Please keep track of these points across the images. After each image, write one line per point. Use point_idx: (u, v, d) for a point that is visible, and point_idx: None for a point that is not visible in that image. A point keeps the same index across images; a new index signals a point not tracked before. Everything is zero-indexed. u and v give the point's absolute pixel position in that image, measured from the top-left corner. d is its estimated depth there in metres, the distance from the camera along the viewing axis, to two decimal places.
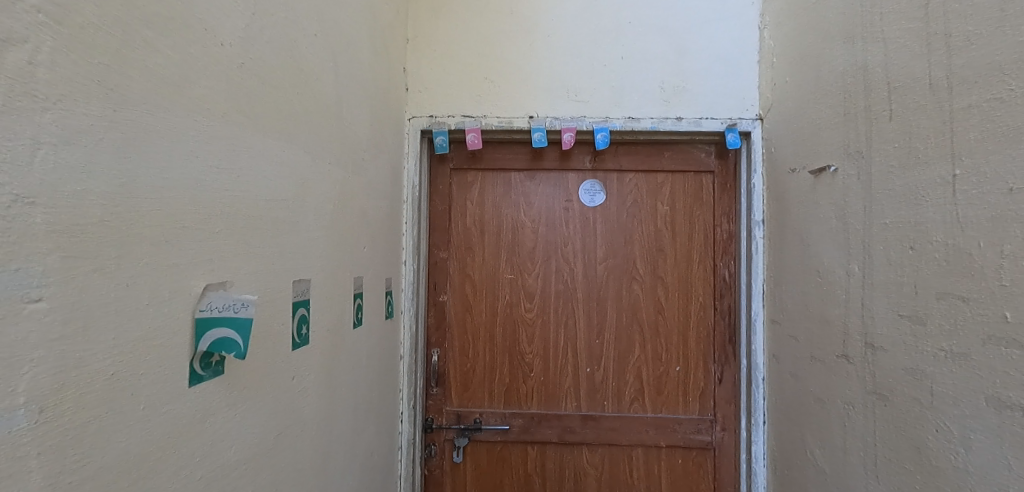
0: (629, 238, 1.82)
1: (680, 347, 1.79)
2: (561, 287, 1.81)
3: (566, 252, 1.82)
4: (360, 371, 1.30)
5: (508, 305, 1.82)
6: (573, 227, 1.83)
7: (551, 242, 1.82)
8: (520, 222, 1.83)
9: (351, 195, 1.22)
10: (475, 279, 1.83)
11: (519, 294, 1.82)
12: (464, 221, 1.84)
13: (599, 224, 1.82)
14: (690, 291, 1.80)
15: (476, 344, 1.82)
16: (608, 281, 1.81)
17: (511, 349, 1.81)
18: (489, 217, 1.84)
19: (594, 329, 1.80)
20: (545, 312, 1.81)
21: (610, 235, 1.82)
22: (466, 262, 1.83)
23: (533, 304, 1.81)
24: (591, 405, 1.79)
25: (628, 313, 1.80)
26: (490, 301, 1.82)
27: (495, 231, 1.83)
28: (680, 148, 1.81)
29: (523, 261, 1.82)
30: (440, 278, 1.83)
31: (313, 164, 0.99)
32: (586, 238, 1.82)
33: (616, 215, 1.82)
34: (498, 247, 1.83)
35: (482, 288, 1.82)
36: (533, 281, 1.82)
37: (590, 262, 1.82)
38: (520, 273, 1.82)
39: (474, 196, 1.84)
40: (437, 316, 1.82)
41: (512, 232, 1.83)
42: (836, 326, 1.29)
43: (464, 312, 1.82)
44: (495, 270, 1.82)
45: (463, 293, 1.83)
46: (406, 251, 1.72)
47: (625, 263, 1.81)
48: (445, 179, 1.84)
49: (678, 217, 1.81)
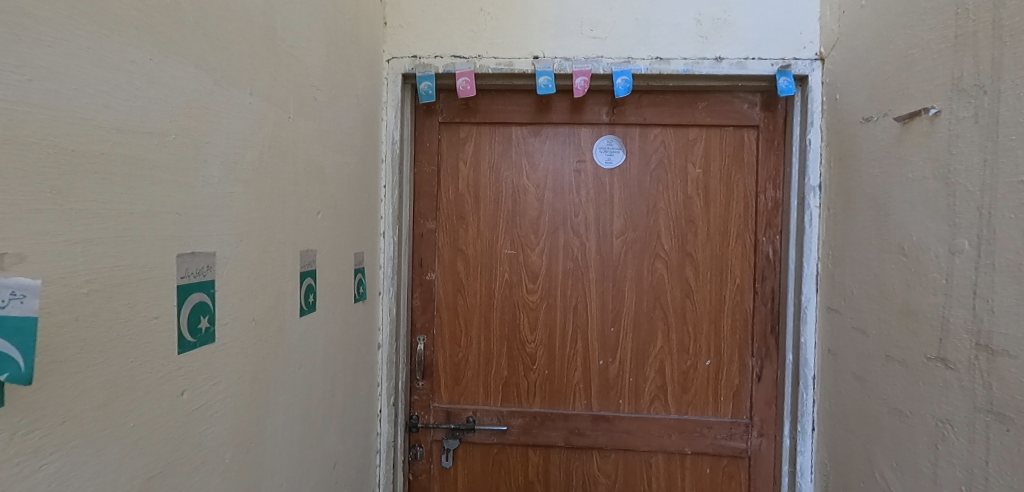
0: (653, 207, 1.51)
1: (712, 338, 1.50)
2: (570, 266, 1.52)
3: (577, 224, 1.52)
4: (316, 370, 1.03)
5: (507, 287, 1.53)
6: (585, 194, 1.53)
7: (559, 211, 1.53)
8: (522, 187, 1.54)
9: (298, 142, 0.93)
10: (469, 255, 1.54)
11: (521, 274, 1.53)
12: (455, 184, 1.55)
13: (617, 190, 1.52)
14: (725, 271, 1.50)
15: (469, 330, 1.54)
16: (626, 258, 1.51)
17: (510, 336, 1.53)
18: (485, 180, 1.54)
19: (608, 317, 1.51)
20: (551, 295, 1.52)
21: (630, 203, 1.52)
22: (458, 234, 1.54)
23: (537, 285, 1.53)
24: (604, 404, 1.52)
25: (651, 297, 1.51)
26: (485, 281, 1.54)
27: (491, 197, 1.54)
28: (717, 97, 1.49)
29: (525, 234, 1.53)
30: (427, 253, 1.54)
31: (222, 88, 0.70)
32: (601, 206, 1.52)
33: (636, 179, 1.52)
34: (495, 217, 1.54)
35: (476, 265, 1.54)
36: (537, 258, 1.53)
37: (605, 235, 1.52)
38: (521, 248, 1.53)
39: (468, 155, 1.55)
40: (424, 298, 1.54)
41: (513, 199, 1.54)
42: (929, 319, 0.99)
43: (455, 293, 1.54)
44: (492, 244, 1.54)
45: (455, 271, 1.55)
46: (385, 221, 1.44)
47: (647, 237, 1.51)
48: (434, 135, 1.54)
49: (713, 181, 1.50)
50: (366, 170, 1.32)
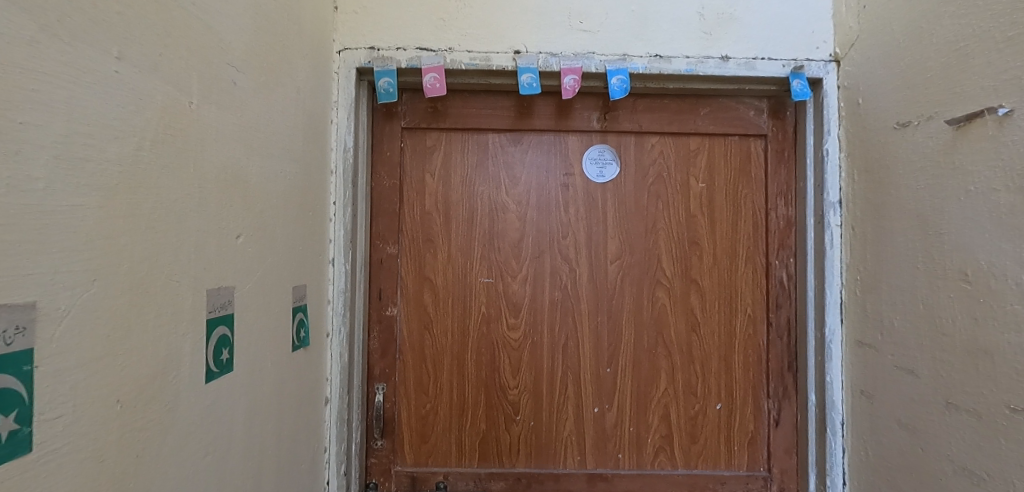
0: (652, 228, 1.31)
1: (722, 378, 1.30)
2: (557, 297, 1.30)
3: (564, 247, 1.31)
4: (233, 450, 0.75)
5: (483, 322, 1.29)
6: (572, 211, 1.31)
7: (543, 233, 1.31)
8: (501, 204, 1.31)
9: (205, 139, 0.67)
10: (438, 285, 1.30)
11: (499, 306, 1.29)
12: (421, 201, 1.31)
13: (609, 208, 1.31)
14: (734, 300, 1.31)
15: (439, 376, 1.28)
16: (622, 287, 1.30)
17: (488, 382, 1.28)
18: (457, 196, 1.31)
19: (602, 356, 1.29)
20: (535, 331, 1.29)
21: (625, 223, 1.31)
22: (424, 261, 1.30)
23: (518, 320, 1.29)
24: (601, 460, 1.28)
25: (652, 331, 1.30)
26: (458, 316, 1.29)
27: (464, 216, 1.30)
28: (721, 102, 1.31)
29: (505, 260, 1.30)
30: (387, 284, 1.28)
31: (51, 41, 0.44)
32: (592, 226, 1.31)
33: (631, 195, 1.31)
34: (468, 239, 1.30)
35: (446, 297, 1.29)
36: (518, 288, 1.30)
37: (597, 260, 1.30)
38: (500, 276, 1.30)
39: (436, 166, 1.31)
40: (383, 338, 1.28)
41: (489, 218, 1.31)
42: (1010, 361, 0.81)
43: (422, 331, 1.29)
44: (465, 272, 1.30)
45: (420, 304, 1.29)
46: (335, 245, 1.18)
47: (646, 263, 1.31)
48: (394, 143, 1.30)
49: (718, 197, 1.32)
50: (310, 182, 1.06)
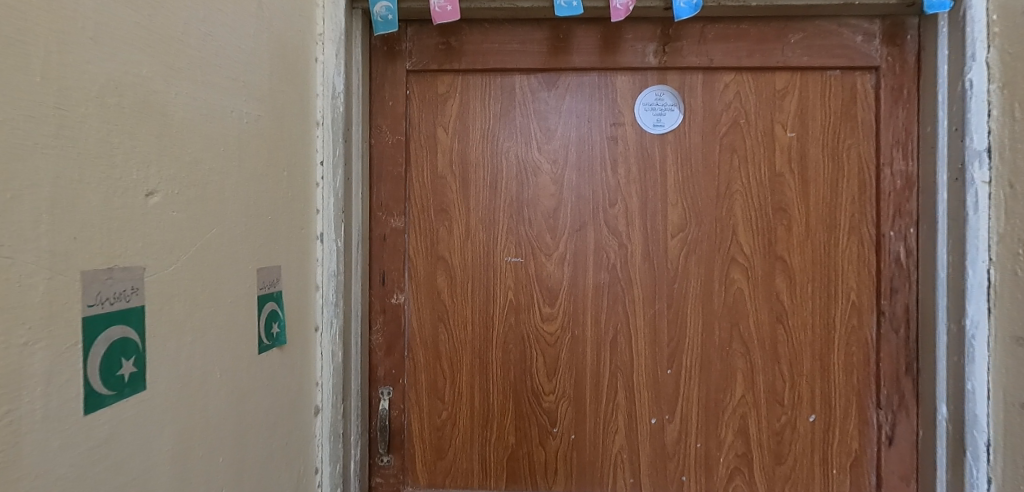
0: (725, 191, 1.02)
1: (816, 384, 1.01)
2: (603, 281, 1.03)
3: (613, 217, 1.03)
4: None
5: (509, 313, 1.04)
6: (622, 172, 1.03)
7: (586, 200, 1.04)
8: (531, 164, 1.04)
9: (14, 32, 0.41)
10: (454, 266, 1.04)
11: (532, 293, 1.04)
12: (432, 163, 1.05)
13: (671, 167, 1.03)
14: (833, 284, 1.01)
15: (457, 378, 1.04)
16: (686, 268, 1.02)
17: (518, 386, 1.03)
18: (476, 155, 1.05)
19: (661, 355, 1.02)
20: (575, 324, 1.03)
21: (690, 185, 1.03)
22: (437, 236, 1.05)
23: (554, 309, 1.03)
24: (659, 483, 1.02)
25: (726, 323, 1.02)
26: (480, 304, 1.04)
27: (486, 181, 1.04)
28: (817, 26, 1.01)
29: (538, 236, 1.04)
30: (392, 265, 1.04)
31: None
32: (647, 190, 1.03)
33: (698, 149, 1.03)
34: (491, 209, 1.04)
35: (465, 280, 1.04)
36: (554, 270, 1.04)
37: (654, 233, 1.03)
38: (531, 255, 1.04)
39: (451, 118, 1.05)
40: (389, 332, 1.04)
41: (517, 183, 1.04)
42: None
43: (435, 323, 1.04)
44: (488, 250, 1.04)
45: (433, 290, 1.04)
46: (324, 216, 0.92)
47: (717, 236, 1.02)
48: (398, 89, 1.04)
49: (812, 151, 1.02)
50: (284, 133, 0.82)
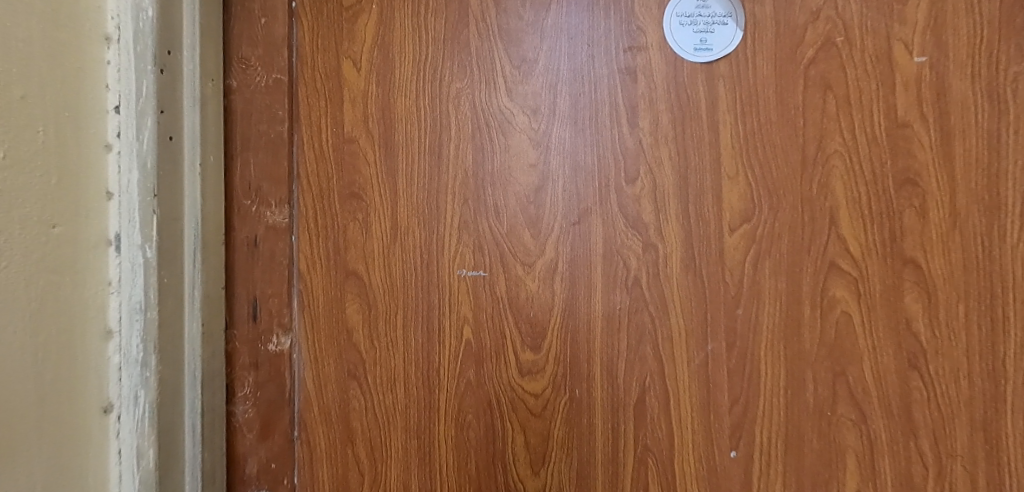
0: (815, 154, 0.62)
1: (979, 470, 0.61)
2: (618, 307, 0.63)
3: (632, 200, 0.63)
4: None
5: (465, 363, 0.63)
6: (646, 126, 0.63)
7: (587, 173, 0.63)
8: (497, 119, 0.63)
9: None
10: (374, 288, 0.63)
11: (504, 330, 0.63)
12: (335, 118, 0.64)
13: (727, 117, 0.63)
14: (1002, 303, 0.61)
15: (383, 473, 0.63)
16: (754, 281, 0.62)
17: (484, 484, 0.62)
18: (406, 105, 0.64)
19: (719, 428, 0.62)
20: (576, 378, 0.62)
21: (758, 145, 0.63)
22: (345, 238, 0.63)
23: (540, 356, 0.62)
24: None
25: (826, 370, 0.62)
26: (417, 350, 0.63)
27: (424, 146, 0.64)
28: None
29: (511, 234, 0.63)
30: (268, 288, 0.62)
31: None
32: (687, 155, 0.63)
33: (769, 87, 0.63)
34: (433, 193, 0.63)
35: (392, 311, 0.63)
36: (539, 290, 0.63)
37: (701, 225, 0.63)
38: (500, 266, 0.63)
39: (364, 44, 0.64)
40: (264, 401, 0.62)
41: (473, 147, 0.63)
42: None
43: (344, 384, 0.63)
44: (429, 259, 0.63)
45: (339, 328, 0.63)
46: (121, 206, 0.51)
47: (804, 228, 0.62)
48: None
49: (957, 85, 0.62)
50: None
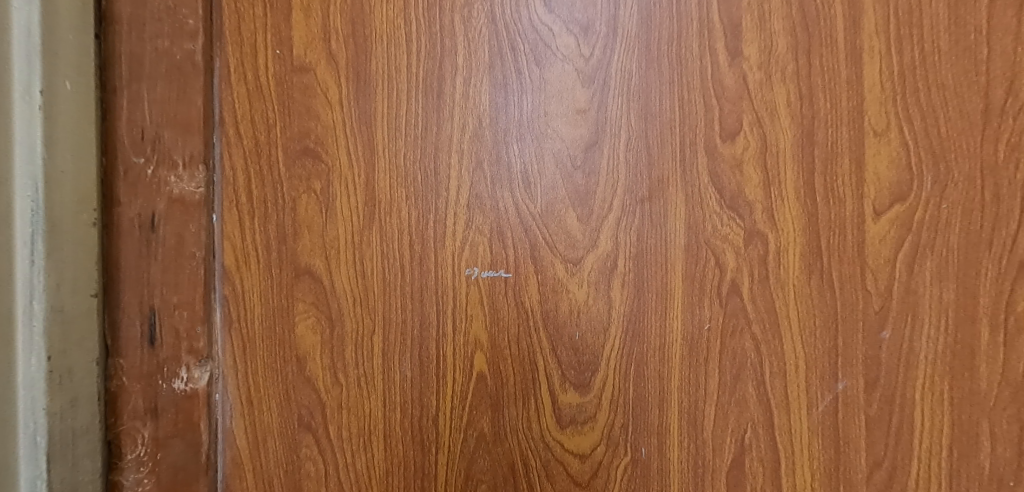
0: (1003, 102, 0.42)
1: None
2: (707, 326, 0.42)
3: (731, 167, 0.42)
4: None
5: (477, 409, 0.42)
6: (754, 55, 0.42)
7: (663, 124, 0.42)
8: (527, 38, 0.41)
9: None
10: (339, 295, 0.41)
11: (535, 359, 0.42)
12: (278, 33, 0.41)
13: (875, 44, 0.42)
14: None
15: None
16: (908, 290, 0.42)
17: None
18: (388, 14, 0.41)
19: None
20: (641, 432, 0.42)
21: (919, 86, 0.42)
22: (294, 220, 0.41)
23: (590, 398, 0.42)
24: None
25: (1009, 421, 0.42)
26: (403, 389, 0.42)
27: (416, 80, 0.41)
28: None
29: (548, 216, 0.42)
30: (173, 296, 0.40)
31: None
32: (814, 100, 0.42)
33: (939, 0, 0.42)
34: (429, 151, 0.42)
35: (366, 330, 0.41)
36: (588, 299, 0.42)
37: (832, 206, 0.42)
38: (530, 264, 0.42)
39: None
40: (169, 466, 0.40)
41: (491, 82, 0.41)
42: None
43: (292, 440, 0.41)
44: (422, 252, 0.41)
45: (285, 354, 0.41)
46: None
47: (982, 212, 0.42)
48: None
49: None
50: None
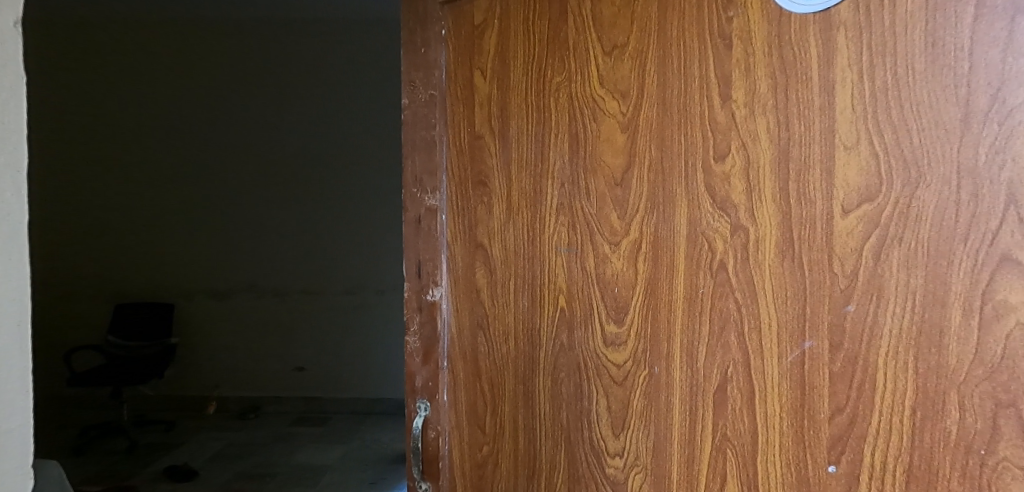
0: (987, 108, 0.47)
1: None
2: (701, 290, 0.60)
3: (721, 179, 0.59)
4: None
5: (559, 329, 0.70)
6: (740, 98, 0.57)
7: (674, 152, 0.62)
8: (588, 104, 0.67)
9: None
10: (494, 258, 0.75)
11: (591, 302, 0.68)
12: (468, 118, 0.77)
13: (846, 76, 0.52)
14: None
15: (501, 407, 0.76)
16: (874, 274, 0.52)
17: (572, 433, 0.70)
18: (517, 101, 0.73)
19: (814, 435, 0.55)
20: (656, 356, 0.64)
21: (891, 105, 0.50)
22: (475, 216, 0.77)
23: (622, 330, 0.66)
24: None
25: (981, 396, 0.48)
26: (523, 312, 0.73)
27: (529, 138, 0.72)
28: None
29: (600, 214, 0.67)
30: (427, 254, 0.81)
31: None
32: (790, 126, 0.55)
33: (915, 28, 0.49)
34: (535, 178, 0.72)
35: (508, 278, 0.74)
36: (622, 268, 0.66)
37: (803, 206, 0.55)
38: (589, 245, 0.68)
39: (488, 54, 0.75)
40: (425, 336, 0.82)
41: (569, 135, 0.69)
42: None
43: (473, 332, 0.78)
44: (532, 236, 0.72)
45: (471, 288, 0.78)
46: None
47: (959, 211, 0.48)
48: (431, 30, 0.80)
49: None
50: None
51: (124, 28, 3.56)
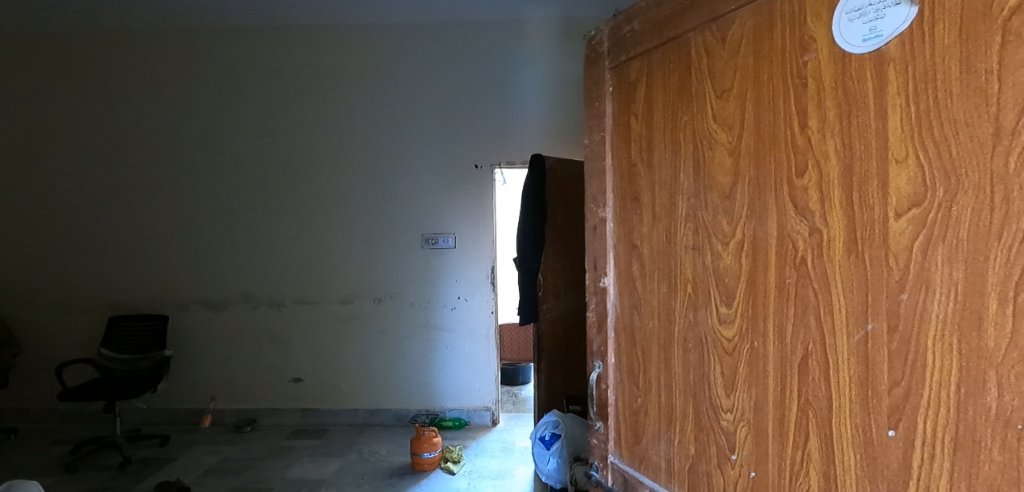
0: (1015, 123, 0.53)
1: None
2: (788, 280, 0.75)
3: (802, 191, 0.73)
4: None
5: (687, 310, 0.91)
6: (815, 125, 0.71)
7: (767, 170, 0.78)
8: (706, 136, 0.87)
9: None
10: (643, 255, 1.00)
11: (709, 289, 0.87)
12: (626, 151, 1.04)
13: (896, 102, 0.62)
14: None
15: (648, 368, 1.00)
16: (922, 268, 0.61)
17: (697, 391, 0.90)
18: (658, 136, 0.96)
19: (876, 403, 0.65)
20: (756, 333, 0.80)
21: (932, 125, 0.59)
22: (631, 224, 1.03)
23: (731, 311, 0.84)
24: None
25: (1017, 376, 0.54)
26: (662, 296, 0.96)
27: (665, 164, 0.95)
28: None
29: (714, 221, 0.86)
30: (600, 252, 1.11)
31: None
32: (853, 146, 0.67)
33: (951, 59, 0.58)
34: (670, 194, 0.94)
35: (652, 270, 0.98)
36: (731, 262, 0.84)
37: (864, 211, 0.66)
38: (707, 245, 0.87)
39: (639, 103, 1.00)
40: (598, 312, 1.11)
41: (693, 161, 0.90)
42: None
43: (631, 310, 1.03)
44: (668, 238, 0.95)
45: (628, 278, 1.04)
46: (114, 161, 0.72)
47: (993, 213, 0.55)
48: (602, 89, 1.09)
49: None
50: None
51: (158, 35, 3.42)
